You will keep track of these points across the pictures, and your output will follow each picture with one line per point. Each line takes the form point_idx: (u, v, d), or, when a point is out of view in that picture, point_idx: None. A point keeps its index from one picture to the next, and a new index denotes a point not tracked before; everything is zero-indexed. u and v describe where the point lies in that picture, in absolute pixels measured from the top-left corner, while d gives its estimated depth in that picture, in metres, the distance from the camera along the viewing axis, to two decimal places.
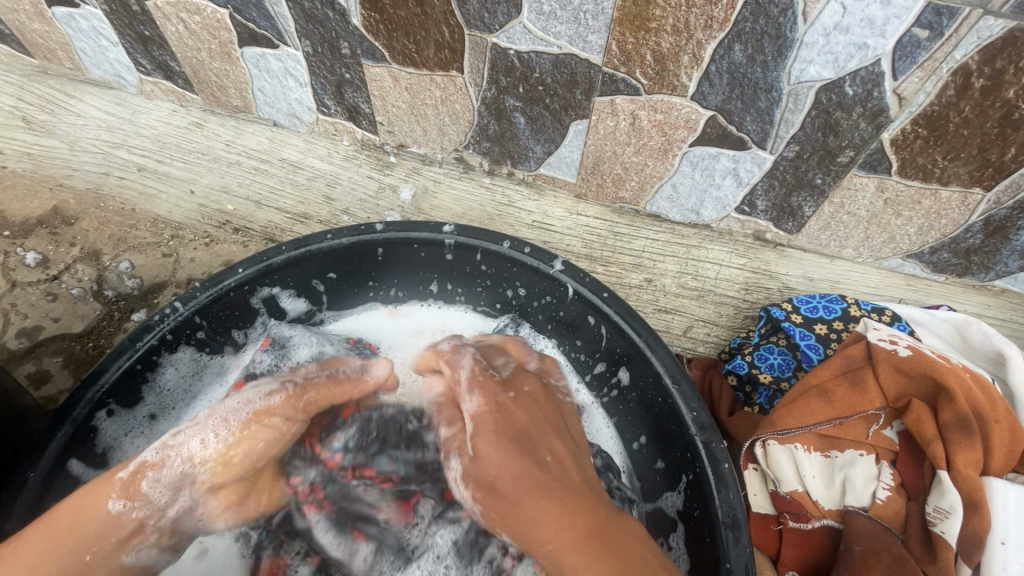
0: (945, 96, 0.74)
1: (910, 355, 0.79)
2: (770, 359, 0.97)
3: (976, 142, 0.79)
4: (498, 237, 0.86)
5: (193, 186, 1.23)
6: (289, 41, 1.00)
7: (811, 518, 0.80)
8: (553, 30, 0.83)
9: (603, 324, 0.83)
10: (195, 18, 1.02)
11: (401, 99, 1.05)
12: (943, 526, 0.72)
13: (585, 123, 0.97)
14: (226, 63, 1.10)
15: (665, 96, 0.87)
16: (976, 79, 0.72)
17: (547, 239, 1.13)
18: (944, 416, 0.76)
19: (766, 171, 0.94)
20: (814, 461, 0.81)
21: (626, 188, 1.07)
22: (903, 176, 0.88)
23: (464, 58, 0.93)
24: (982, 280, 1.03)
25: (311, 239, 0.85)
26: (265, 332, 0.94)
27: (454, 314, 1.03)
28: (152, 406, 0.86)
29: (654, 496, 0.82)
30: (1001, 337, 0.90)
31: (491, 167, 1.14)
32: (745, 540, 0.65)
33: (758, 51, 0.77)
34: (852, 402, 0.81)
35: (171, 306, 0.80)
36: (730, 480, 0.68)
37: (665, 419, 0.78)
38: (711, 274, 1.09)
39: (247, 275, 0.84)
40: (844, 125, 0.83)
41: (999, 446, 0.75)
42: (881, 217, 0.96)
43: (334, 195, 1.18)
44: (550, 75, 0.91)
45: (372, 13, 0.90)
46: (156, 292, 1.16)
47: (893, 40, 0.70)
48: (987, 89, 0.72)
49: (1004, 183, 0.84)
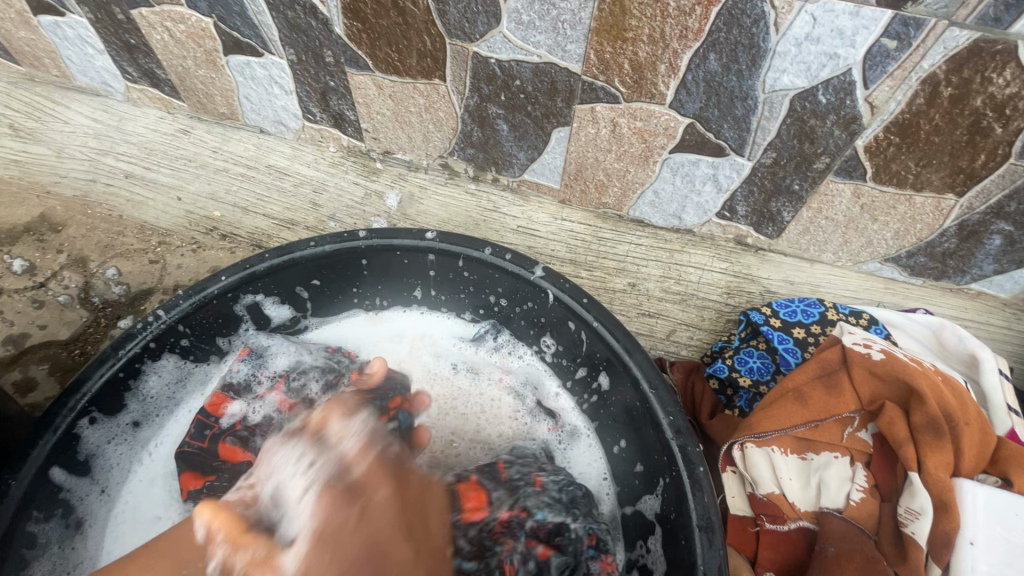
0: (915, 104, 0.76)
1: (882, 358, 0.81)
2: (749, 362, 0.99)
3: (947, 149, 0.81)
4: (479, 243, 0.87)
5: (180, 193, 1.24)
6: (274, 50, 1.01)
7: (787, 519, 0.81)
8: (533, 40, 0.84)
9: (583, 330, 0.84)
10: (180, 27, 1.03)
11: (385, 107, 1.06)
12: (914, 527, 0.73)
13: (567, 131, 0.98)
14: (211, 71, 1.10)
15: (645, 105, 0.88)
16: (945, 88, 0.73)
17: (532, 244, 1.16)
18: (916, 418, 0.78)
19: (744, 177, 0.95)
20: (790, 463, 0.83)
21: (609, 194, 1.08)
22: (878, 182, 0.89)
23: (446, 66, 0.94)
24: (959, 284, 1.04)
25: (294, 246, 0.86)
26: (247, 340, 0.95)
27: (434, 320, 1.05)
28: (135, 413, 0.86)
29: (633, 499, 0.83)
30: (975, 340, 0.92)
31: (476, 173, 1.15)
32: (718, 542, 0.66)
33: (733, 60, 0.78)
34: (827, 405, 0.82)
35: (154, 315, 0.80)
36: (704, 483, 0.69)
37: (643, 424, 0.79)
38: (694, 279, 1.11)
39: (230, 282, 0.84)
40: (818, 132, 0.84)
41: (969, 447, 0.76)
42: (858, 222, 0.97)
43: (321, 202, 1.20)
44: (531, 84, 0.92)
45: (354, 22, 0.91)
46: (143, 298, 1.16)
47: (863, 50, 0.72)
48: (955, 97, 0.74)
49: (975, 190, 0.85)
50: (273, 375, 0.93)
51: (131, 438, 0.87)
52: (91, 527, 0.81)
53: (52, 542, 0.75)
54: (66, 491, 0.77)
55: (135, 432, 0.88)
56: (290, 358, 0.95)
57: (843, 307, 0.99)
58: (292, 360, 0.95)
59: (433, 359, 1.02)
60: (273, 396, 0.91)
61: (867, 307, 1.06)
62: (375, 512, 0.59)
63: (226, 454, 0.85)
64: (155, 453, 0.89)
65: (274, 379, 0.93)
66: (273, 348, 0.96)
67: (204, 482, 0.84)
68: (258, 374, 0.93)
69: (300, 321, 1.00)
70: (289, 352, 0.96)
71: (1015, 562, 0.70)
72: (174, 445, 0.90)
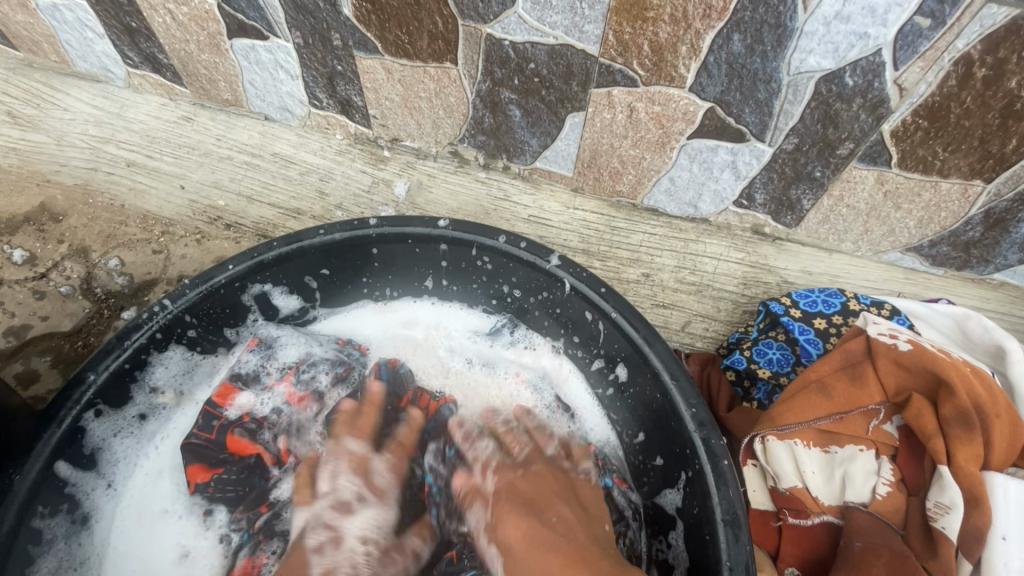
0: (946, 86, 0.73)
1: (910, 348, 0.78)
2: (769, 354, 0.96)
3: (977, 133, 0.78)
4: (493, 232, 0.84)
5: (183, 182, 1.21)
6: (279, 33, 0.98)
7: (811, 514, 0.79)
8: (549, 21, 0.82)
9: (601, 320, 0.82)
10: (182, 9, 1.00)
11: (394, 92, 1.03)
12: (943, 522, 0.71)
13: (581, 116, 0.95)
14: (215, 56, 1.08)
15: (663, 88, 0.86)
16: (979, 69, 0.70)
17: (544, 234, 1.12)
18: (945, 410, 0.76)
19: (764, 163, 0.93)
20: (814, 457, 0.81)
21: (623, 182, 1.06)
22: (903, 169, 0.87)
23: (458, 49, 0.91)
24: (981, 273, 1.02)
25: (303, 234, 0.83)
26: (255, 330, 0.93)
27: (448, 311, 1.02)
28: (142, 406, 0.84)
29: (653, 493, 0.81)
30: (1000, 330, 0.90)
31: (487, 161, 1.13)
32: (745, 538, 0.64)
33: (757, 41, 0.75)
34: (852, 397, 0.80)
35: (160, 304, 0.78)
36: (730, 477, 0.67)
37: (663, 416, 0.77)
38: (709, 269, 1.08)
39: (238, 271, 0.82)
40: (844, 116, 0.81)
41: (1000, 440, 0.75)
42: (881, 211, 0.95)
43: (327, 189, 1.16)
44: (546, 67, 0.89)
45: (363, 3, 0.88)
46: (147, 289, 1.13)
47: (894, 29, 0.69)
48: (989, 79, 0.71)
49: (1003, 176, 0.83)
50: (282, 366, 0.92)
51: (138, 431, 0.85)
52: (97, 523, 0.79)
53: (58, 538, 0.73)
54: (72, 485, 0.75)
55: (142, 425, 0.85)
56: (300, 349, 0.94)
57: (864, 298, 0.97)
58: (302, 351, 0.94)
59: (446, 355, 0.99)
60: (281, 388, 0.91)
61: (888, 297, 1.03)
62: (541, 480, 0.77)
63: (233, 446, 0.85)
64: (160, 447, 0.87)
65: (283, 371, 0.92)
66: (282, 339, 0.94)
67: (212, 474, 0.83)
68: (266, 365, 0.92)
69: (309, 312, 0.98)
70: (298, 344, 0.94)
71: None
72: (182, 439, 0.88)
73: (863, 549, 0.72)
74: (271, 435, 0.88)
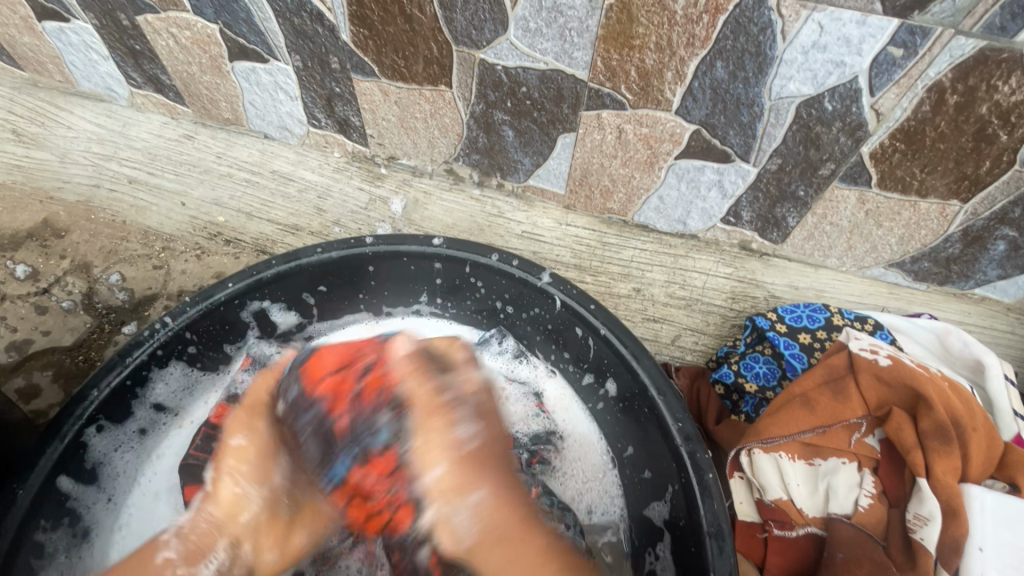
0: (920, 111, 0.76)
1: (889, 364, 0.81)
2: (755, 367, 0.98)
3: (952, 155, 0.81)
4: (487, 250, 0.87)
5: (184, 199, 1.23)
6: (280, 56, 1.01)
7: (795, 526, 0.81)
8: (540, 47, 0.85)
9: (591, 336, 0.84)
10: (185, 33, 1.03)
11: (390, 113, 1.06)
12: (922, 533, 0.73)
13: (572, 137, 0.98)
14: (217, 77, 1.11)
15: (651, 111, 0.89)
16: (951, 96, 0.73)
17: (537, 249, 1.14)
18: (923, 424, 0.78)
19: (750, 183, 0.95)
20: (798, 469, 0.83)
21: (614, 200, 1.09)
22: (883, 188, 0.89)
23: (452, 73, 0.94)
24: (962, 288, 1.05)
25: (302, 253, 0.86)
26: (253, 348, 0.95)
27: (435, 325, 1.04)
28: (142, 420, 0.86)
29: (642, 506, 0.83)
30: (979, 344, 0.93)
31: (481, 179, 1.15)
32: (729, 550, 0.66)
33: (739, 67, 0.78)
34: (834, 410, 0.82)
35: (161, 322, 0.80)
36: (714, 490, 0.69)
37: (651, 431, 0.79)
38: (698, 284, 1.11)
39: (237, 289, 0.84)
40: (824, 139, 0.84)
41: (977, 453, 0.77)
42: (863, 228, 0.98)
43: (326, 207, 1.19)
44: (537, 90, 0.92)
45: (361, 29, 0.91)
46: (147, 304, 1.15)
47: (869, 58, 0.72)
48: (960, 105, 0.74)
49: (979, 196, 0.86)
50: None
51: (137, 445, 0.87)
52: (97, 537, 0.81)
53: (59, 551, 0.75)
54: (73, 499, 0.76)
55: (142, 440, 0.87)
56: None
57: (848, 313, 0.99)
58: None
59: None
60: None
61: (872, 311, 1.06)
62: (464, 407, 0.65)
63: None
64: (158, 463, 0.89)
65: None
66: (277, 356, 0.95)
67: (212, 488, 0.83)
68: None
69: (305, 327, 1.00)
70: None
71: None
72: (177, 457, 0.89)
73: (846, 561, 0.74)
74: None
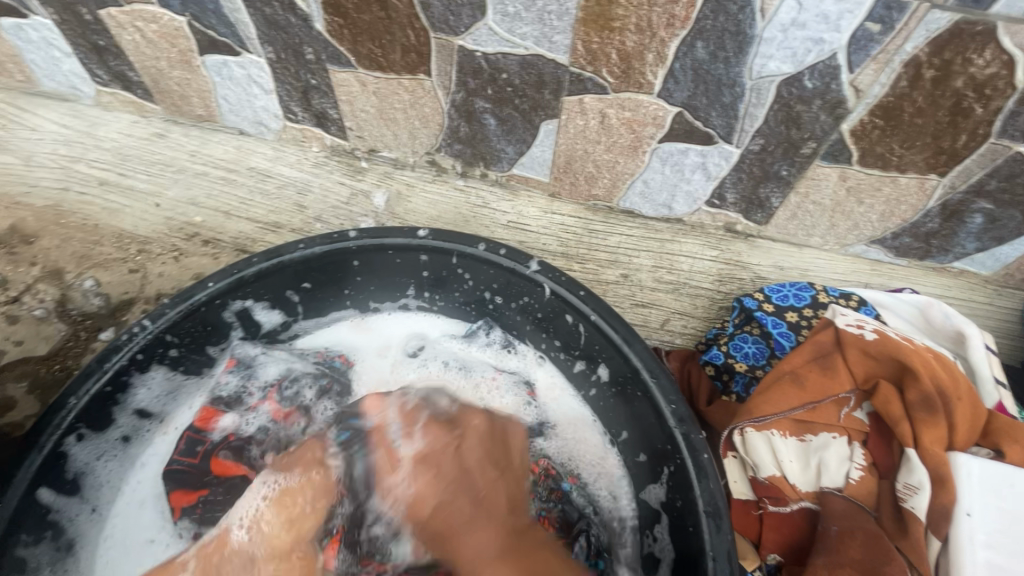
0: (898, 87, 0.77)
1: (876, 337, 0.82)
2: (745, 348, 0.99)
3: (930, 130, 0.82)
4: (472, 239, 0.86)
5: (158, 199, 1.19)
6: (252, 48, 0.98)
7: (789, 501, 0.82)
8: (519, 32, 0.83)
9: (581, 322, 0.84)
10: (152, 27, 1.00)
11: (369, 104, 1.04)
12: (913, 502, 0.75)
13: (555, 123, 0.97)
14: (187, 72, 1.07)
15: (633, 94, 0.88)
16: (927, 70, 0.74)
17: (522, 238, 1.13)
18: (910, 395, 0.79)
19: (733, 164, 0.96)
20: (790, 446, 0.83)
21: (599, 186, 1.08)
22: (863, 165, 0.90)
23: (431, 61, 0.93)
24: (942, 263, 1.07)
25: (283, 249, 0.84)
26: (236, 349, 0.92)
27: (423, 319, 1.03)
28: (125, 427, 0.84)
29: (637, 489, 0.83)
30: (961, 317, 0.94)
31: (464, 169, 1.14)
32: (726, 528, 0.67)
33: (720, 47, 0.78)
34: (823, 386, 0.83)
35: (140, 325, 0.78)
36: (709, 470, 0.69)
37: (644, 414, 0.79)
38: (685, 267, 1.11)
39: (218, 288, 0.82)
40: (805, 118, 0.85)
41: (963, 421, 0.78)
42: (845, 206, 0.99)
43: (306, 203, 1.16)
44: (518, 76, 0.91)
45: (335, 18, 0.89)
46: (124, 309, 1.11)
47: (847, 34, 0.73)
48: (937, 79, 0.75)
49: (956, 170, 0.87)
50: (263, 385, 0.90)
51: (121, 454, 0.84)
52: (83, 549, 0.79)
53: (42, 565, 0.73)
54: (56, 511, 0.74)
55: (125, 448, 0.85)
56: (279, 367, 0.92)
57: (833, 290, 1.01)
58: (282, 369, 0.92)
59: (419, 366, 0.99)
60: (267, 406, 0.88)
61: (856, 288, 1.07)
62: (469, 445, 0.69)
63: (220, 470, 0.82)
64: (142, 471, 0.86)
65: (264, 390, 0.90)
66: (262, 357, 0.93)
67: (196, 497, 0.81)
68: (247, 385, 0.90)
69: (291, 326, 0.97)
70: (278, 361, 0.93)
71: (1011, 530, 0.72)
72: (161, 465, 0.87)
73: (837, 533, 0.75)
74: (258, 454, 0.84)
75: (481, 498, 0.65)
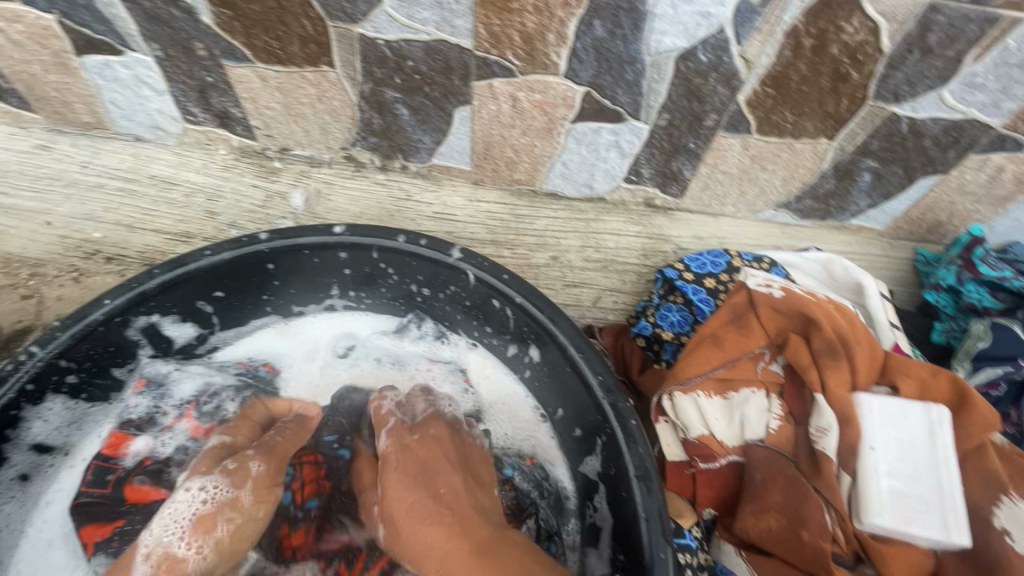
0: (782, 57, 0.81)
1: (783, 295, 0.88)
2: (670, 317, 1.02)
3: (816, 97, 0.87)
4: (391, 232, 0.83)
5: (49, 217, 1.08)
6: (135, 45, 0.92)
7: (719, 457, 0.85)
8: (419, 18, 0.81)
9: (507, 306, 0.84)
10: (16, 26, 0.90)
11: (274, 100, 1.01)
12: (823, 442, 0.80)
13: (468, 109, 0.97)
14: (64, 75, 0.99)
15: (541, 76, 0.88)
16: (806, 40, 0.78)
17: (450, 229, 1.12)
18: (817, 344, 0.85)
19: (644, 140, 0.99)
20: (716, 404, 0.87)
21: (520, 170, 1.09)
22: (761, 133, 0.95)
23: (332, 51, 0.89)
24: (841, 221, 1.15)
25: (187, 258, 0.79)
26: (144, 369, 0.87)
27: (351, 317, 1.00)
28: (20, 465, 0.77)
29: (575, 462, 0.86)
30: (858, 269, 1.02)
31: (383, 162, 1.13)
32: (656, 490, 0.69)
33: (616, 25, 0.79)
34: (741, 344, 0.87)
35: (26, 352, 0.71)
36: (638, 436, 0.72)
37: (575, 389, 0.81)
38: (611, 245, 1.14)
39: (118, 305, 0.76)
40: (704, 90, 0.88)
41: (863, 365, 0.85)
42: (750, 173, 1.04)
43: (217, 209, 1.10)
44: (424, 64, 0.89)
45: (223, 10, 0.84)
46: (16, 340, 1.01)
47: (730, 8, 0.75)
48: (816, 48, 0.79)
49: (844, 132, 0.93)
50: (179, 403, 0.88)
51: (19, 494, 0.78)
52: None
53: None
54: None
55: (23, 487, 0.78)
56: (195, 383, 0.89)
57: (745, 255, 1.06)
58: (198, 385, 0.89)
59: (349, 363, 0.98)
60: (183, 424, 0.86)
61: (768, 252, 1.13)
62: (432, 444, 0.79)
63: (135, 496, 0.77)
64: (47, 510, 0.80)
65: (179, 408, 0.87)
66: (174, 374, 0.89)
67: (111, 529, 0.75)
68: (160, 405, 0.87)
69: (208, 338, 0.93)
70: (193, 377, 0.90)
71: (905, 458, 0.80)
72: (68, 500, 0.81)
73: (756, 479, 0.80)
74: (179, 474, 0.81)
75: (440, 495, 0.73)
